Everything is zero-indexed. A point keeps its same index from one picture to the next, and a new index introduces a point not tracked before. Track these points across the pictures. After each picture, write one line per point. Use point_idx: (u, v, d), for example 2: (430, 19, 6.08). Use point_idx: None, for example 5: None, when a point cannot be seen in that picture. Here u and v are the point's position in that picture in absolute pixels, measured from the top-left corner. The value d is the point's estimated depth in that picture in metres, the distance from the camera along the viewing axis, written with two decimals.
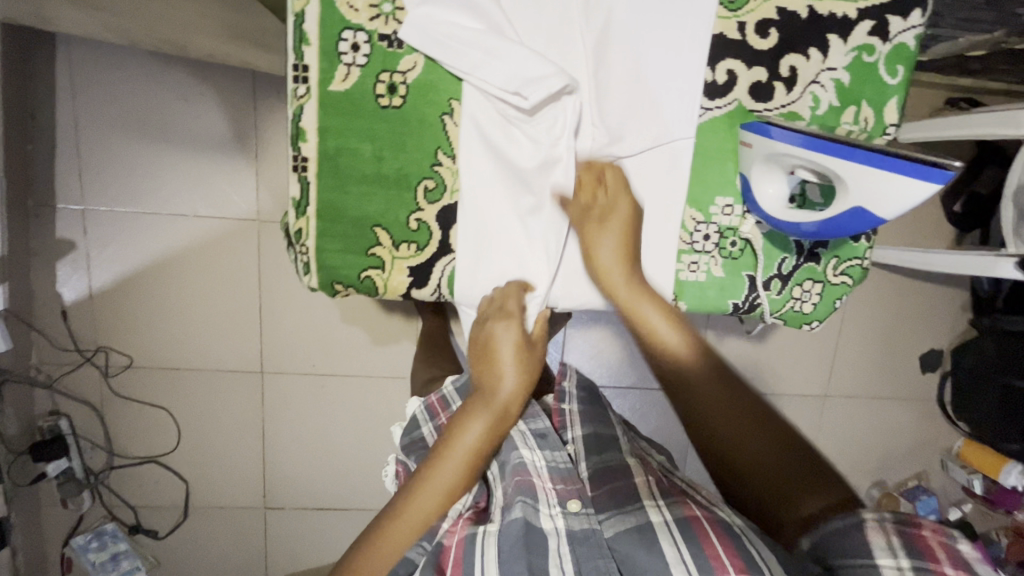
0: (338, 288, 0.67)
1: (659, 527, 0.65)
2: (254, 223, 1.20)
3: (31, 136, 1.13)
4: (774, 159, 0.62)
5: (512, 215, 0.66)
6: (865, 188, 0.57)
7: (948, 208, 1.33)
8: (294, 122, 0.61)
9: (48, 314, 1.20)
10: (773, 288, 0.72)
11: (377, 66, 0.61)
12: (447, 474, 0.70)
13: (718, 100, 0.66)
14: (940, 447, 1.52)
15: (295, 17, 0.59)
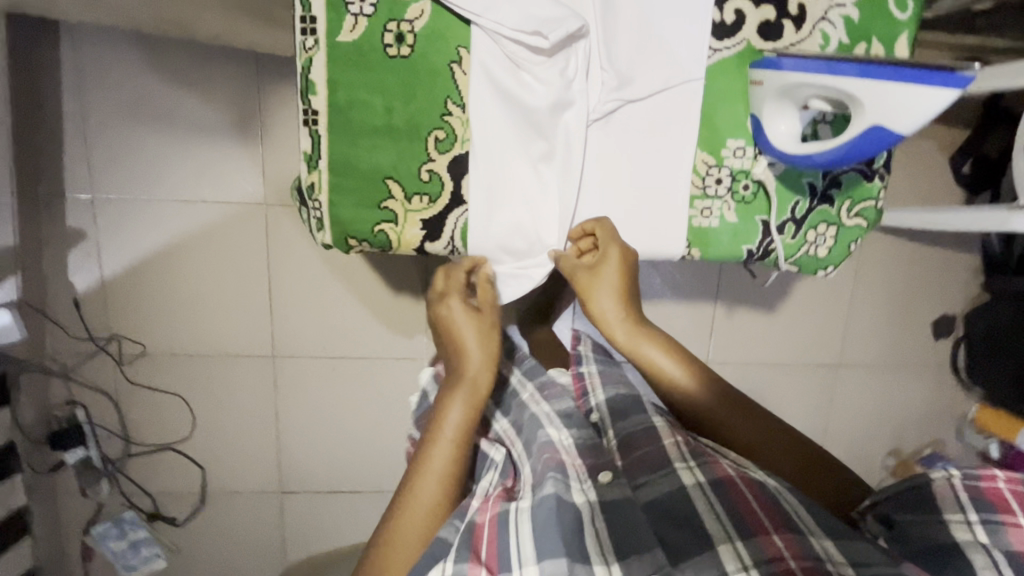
0: (352, 244, 0.67)
1: (695, 491, 0.73)
2: (263, 206, 1.20)
3: (38, 126, 1.14)
4: (787, 93, 0.62)
5: (523, 162, 0.66)
6: (886, 104, 0.56)
7: (957, 170, 1.32)
8: (304, 75, 0.61)
9: (61, 303, 1.21)
10: (787, 232, 0.72)
11: (385, 15, 0.60)
12: (439, 461, 0.77)
13: (727, 41, 0.66)
14: (955, 414, 1.51)
15: None
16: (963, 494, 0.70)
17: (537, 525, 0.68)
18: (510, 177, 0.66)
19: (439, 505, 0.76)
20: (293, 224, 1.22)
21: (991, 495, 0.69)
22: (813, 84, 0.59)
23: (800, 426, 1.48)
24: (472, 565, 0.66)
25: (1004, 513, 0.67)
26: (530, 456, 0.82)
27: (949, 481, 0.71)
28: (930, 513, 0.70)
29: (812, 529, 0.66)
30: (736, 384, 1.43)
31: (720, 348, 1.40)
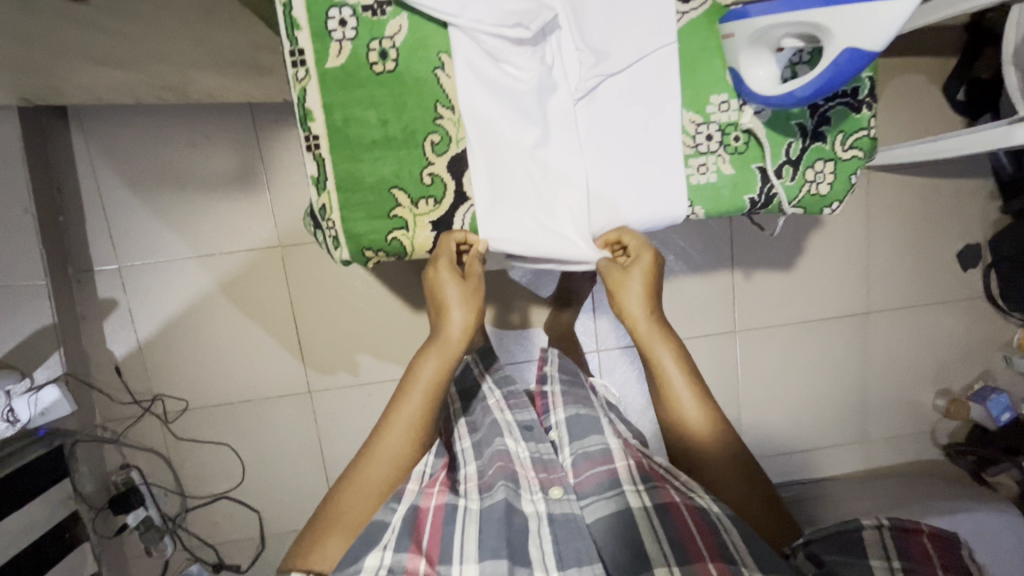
0: (368, 255, 0.71)
1: (639, 515, 0.73)
2: (279, 248, 1.25)
3: (61, 209, 1.21)
4: (758, 39, 0.64)
5: (518, 149, 0.67)
6: (850, 27, 0.56)
7: (952, 99, 1.31)
8: (300, 104, 0.65)
9: (105, 372, 1.26)
10: (786, 175, 0.73)
11: (366, 35, 0.64)
12: (407, 416, 0.79)
13: (693, 2, 0.68)
14: (999, 343, 1.47)
15: (283, 7, 0.63)
16: (892, 543, 0.64)
17: (482, 530, 0.72)
18: (509, 164, 0.68)
19: (403, 463, 0.78)
20: (310, 261, 1.26)
21: (915, 548, 0.64)
22: (779, 24, 0.60)
23: (840, 379, 1.46)
24: (412, 553, 0.68)
25: (925, 565, 0.62)
26: (480, 458, 0.86)
27: (877, 529, 0.66)
28: (857, 556, 0.64)
29: (746, 560, 0.65)
30: (768, 347, 1.42)
31: (745, 314, 1.40)
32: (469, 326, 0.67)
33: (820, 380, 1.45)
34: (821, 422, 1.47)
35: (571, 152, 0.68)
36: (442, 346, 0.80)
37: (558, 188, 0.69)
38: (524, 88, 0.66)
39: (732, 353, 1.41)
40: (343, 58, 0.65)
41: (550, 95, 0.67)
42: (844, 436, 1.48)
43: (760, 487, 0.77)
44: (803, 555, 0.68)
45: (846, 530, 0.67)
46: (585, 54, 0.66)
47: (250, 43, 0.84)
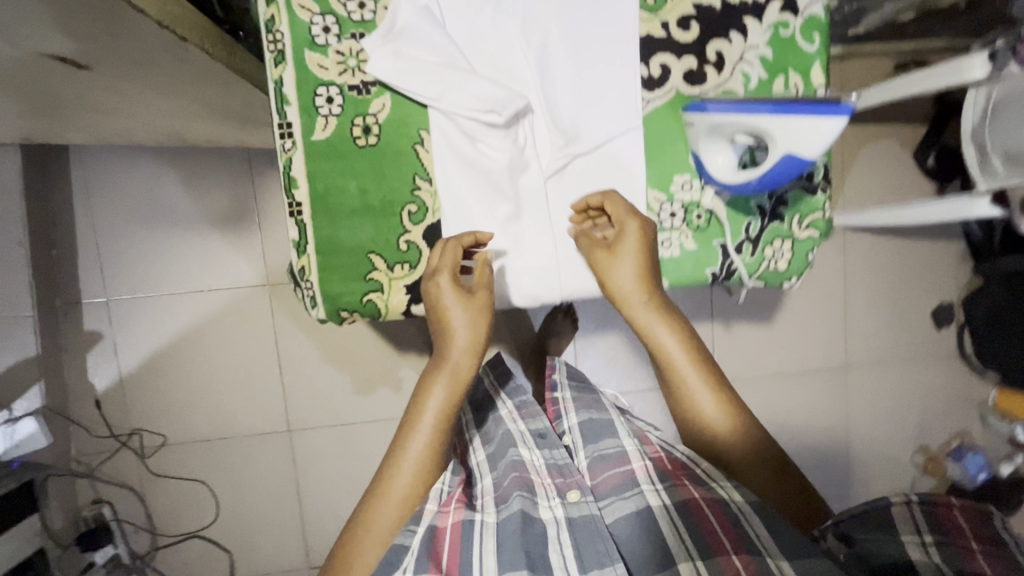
0: (344, 315, 0.73)
1: (661, 515, 0.70)
2: (266, 288, 1.28)
3: (54, 242, 1.23)
4: (716, 131, 0.67)
5: (491, 223, 0.71)
6: (793, 136, 0.61)
7: (921, 163, 1.37)
8: (286, 172, 0.68)
9: (83, 405, 1.26)
10: (745, 252, 0.76)
11: (351, 112, 0.68)
12: (413, 452, 0.71)
13: (657, 91, 0.71)
14: (975, 401, 1.49)
15: (275, 83, 0.67)
16: (919, 516, 0.68)
17: (504, 542, 0.68)
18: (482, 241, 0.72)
19: (411, 502, 0.71)
20: (295, 300, 1.28)
21: (944, 518, 0.67)
22: (732, 122, 0.64)
23: (819, 433, 1.47)
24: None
25: (957, 537, 0.64)
26: (496, 470, 0.83)
27: (907, 504, 0.70)
28: (888, 533, 0.67)
29: (768, 547, 0.63)
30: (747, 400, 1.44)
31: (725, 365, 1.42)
32: (475, 341, 0.69)
33: (798, 434, 1.46)
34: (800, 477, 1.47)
35: (541, 228, 0.72)
36: (449, 372, 0.70)
37: (528, 261, 0.72)
38: (496, 170, 0.70)
39: None
40: (328, 131, 0.69)
41: (521, 176, 0.71)
42: (823, 490, 1.48)
43: (778, 467, 0.75)
44: (833, 537, 0.71)
45: (874, 510, 0.71)
46: (554, 138, 0.71)
47: (246, 99, 0.88)
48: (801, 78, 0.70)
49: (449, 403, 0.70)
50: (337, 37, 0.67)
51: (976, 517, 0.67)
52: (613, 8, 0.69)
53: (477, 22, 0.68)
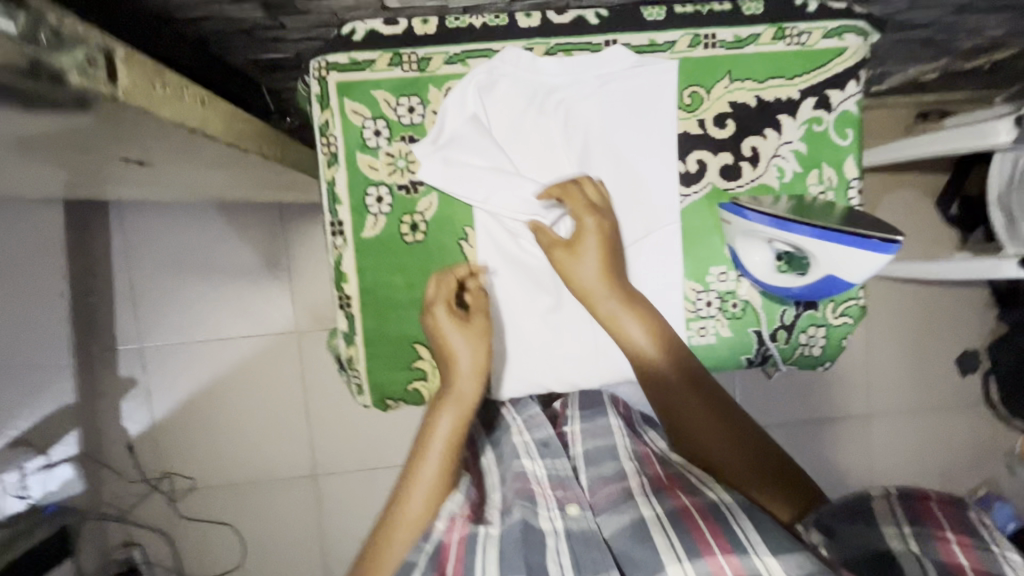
0: (389, 402, 0.75)
1: (654, 523, 0.59)
2: (294, 335, 1.30)
3: (92, 291, 1.27)
4: (755, 237, 0.63)
5: (531, 316, 0.72)
6: (836, 263, 0.59)
7: (944, 211, 1.38)
8: (336, 269, 0.71)
9: (116, 449, 1.29)
10: (781, 338, 0.70)
11: (399, 211, 0.69)
12: (426, 480, 0.65)
13: (695, 186, 0.66)
14: (1003, 450, 1.47)
15: (327, 184, 0.68)
16: (895, 507, 0.56)
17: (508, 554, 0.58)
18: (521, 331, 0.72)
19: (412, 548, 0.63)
20: (323, 348, 1.31)
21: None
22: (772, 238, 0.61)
23: (842, 480, 1.45)
24: None
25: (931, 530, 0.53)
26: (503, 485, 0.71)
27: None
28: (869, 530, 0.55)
29: (757, 547, 0.53)
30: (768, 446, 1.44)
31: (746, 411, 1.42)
32: (481, 366, 0.67)
33: (820, 479, 1.46)
34: None
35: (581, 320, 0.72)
36: (457, 399, 0.67)
37: (568, 351, 0.73)
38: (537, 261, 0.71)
39: None
40: (378, 228, 0.70)
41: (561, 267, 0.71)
42: None
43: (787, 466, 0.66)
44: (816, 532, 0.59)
45: (853, 502, 0.59)
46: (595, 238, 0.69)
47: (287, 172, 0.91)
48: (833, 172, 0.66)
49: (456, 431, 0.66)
50: (388, 139, 0.66)
51: (960, 513, 0.55)
52: (663, 108, 0.64)
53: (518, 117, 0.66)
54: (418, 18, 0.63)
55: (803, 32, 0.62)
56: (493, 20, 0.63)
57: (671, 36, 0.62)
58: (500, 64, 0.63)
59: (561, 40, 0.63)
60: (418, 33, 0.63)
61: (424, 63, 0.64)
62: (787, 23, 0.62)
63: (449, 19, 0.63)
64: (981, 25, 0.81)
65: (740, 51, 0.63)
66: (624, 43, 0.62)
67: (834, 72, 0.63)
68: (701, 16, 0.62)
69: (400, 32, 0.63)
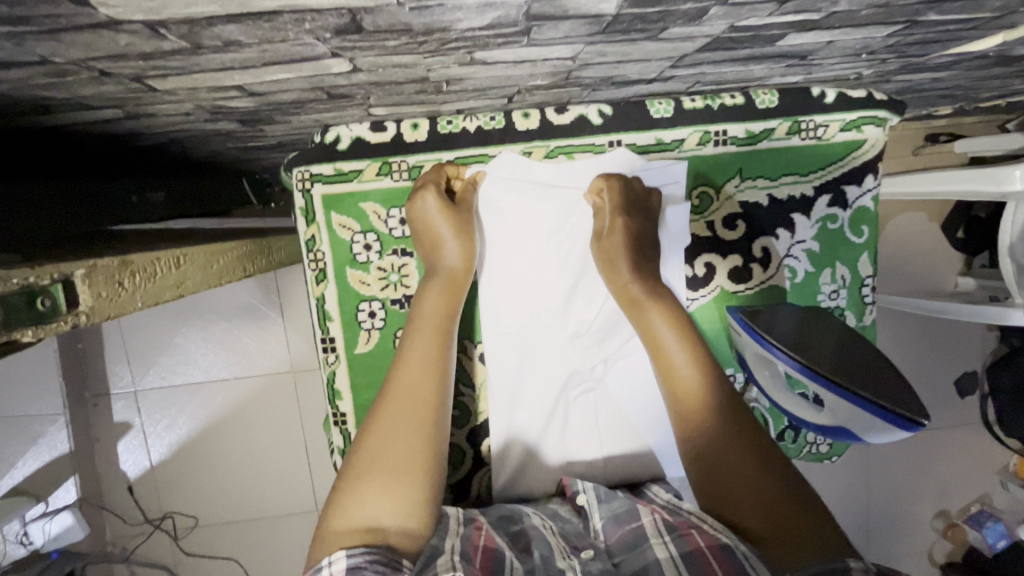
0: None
1: (665, 567, 0.50)
2: (290, 375, 1.29)
3: (81, 338, 1.25)
4: (763, 356, 0.58)
5: (534, 419, 0.69)
6: (845, 417, 0.51)
7: (951, 235, 1.34)
8: (329, 386, 0.65)
9: (116, 492, 1.29)
10: (787, 437, 0.69)
11: (394, 325, 0.64)
12: (417, 360, 0.57)
13: (702, 290, 0.65)
14: (996, 466, 1.48)
15: (316, 299, 0.64)
16: None
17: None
18: (523, 439, 0.69)
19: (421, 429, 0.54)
20: (319, 386, 1.30)
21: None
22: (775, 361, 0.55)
23: (840, 499, 1.47)
24: None
25: None
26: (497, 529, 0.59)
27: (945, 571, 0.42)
28: None
29: None
30: None
31: None
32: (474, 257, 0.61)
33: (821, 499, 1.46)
34: None
35: (587, 424, 0.70)
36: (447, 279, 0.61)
37: (573, 458, 0.70)
38: (541, 368, 0.68)
39: None
40: (371, 341, 0.65)
41: (568, 373, 0.69)
42: None
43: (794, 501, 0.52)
44: None
45: None
46: (595, 340, 0.68)
47: None
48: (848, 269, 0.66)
49: (446, 307, 0.60)
50: (379, 253, 0.63)
51: None
52: (667, 216, 0.63)
53: (523, 229, 0.64)
54: (407, 124, 0.60)
55: (819, 125, 0.61)
56: (490, 122, 0.61)
57: (680, 134, 0.61)
58: (502, 175, 0.62)
59: (560, 143, 0.61)
60: (408, 139, 0.60)
61: (416, 172, 0.62)
62: (802, 117, 0.61)
63: (440, 123, 0.60)
64: (1002, 84, 0.76)
65: (753, 148, 0.62)
66: (627, 147, 0.61)
67: (845, 171, 0.63)
68: (713, 111, 0.60)
69: (387, 140, 0.60)
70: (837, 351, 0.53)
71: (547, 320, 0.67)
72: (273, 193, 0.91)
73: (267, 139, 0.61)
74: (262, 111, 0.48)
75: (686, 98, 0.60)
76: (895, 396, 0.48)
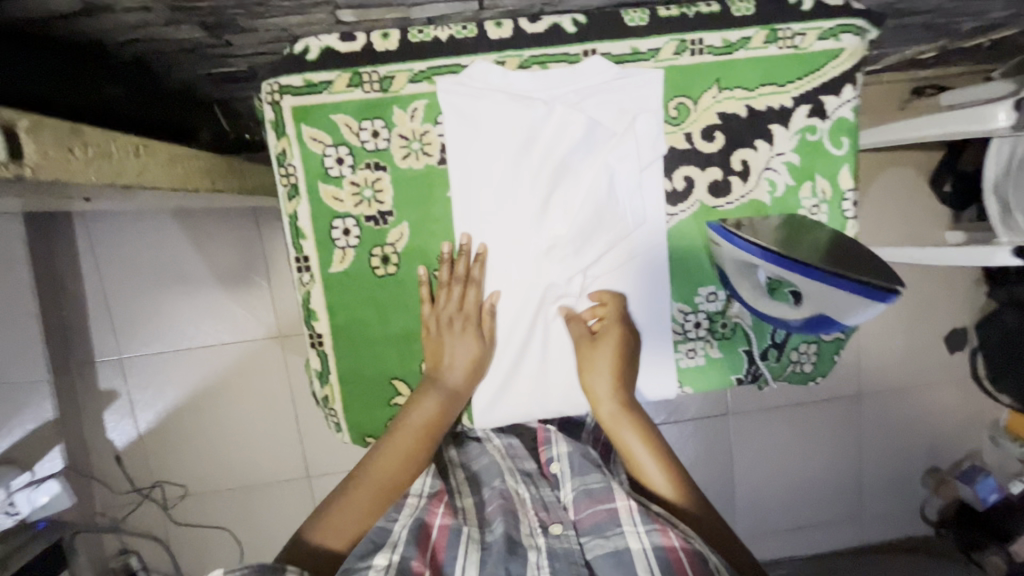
0: (370, 440, 0.71)
1: (636, 559, 0.60)
2: (276, 339, 1.27)
3: (64, 305, 1.23)
4: (742, 266, 0.59)
5: (512, 338, 0.69)
6: (827, 304, 0.53)
7: (938, 189, 1.34)
8: (305, 306, 0.66)
9: (105, 461, 1.28)
10: (771, 357, 0.70)
11: (369, 243, 0.65)
12: (401, 449, 0.65)
13: (682, 205, 0.65)
14: (987, 423, 1.48)
15: (289, 217, 0.64)
16: None
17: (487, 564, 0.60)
18: (505, 362, 0.69)
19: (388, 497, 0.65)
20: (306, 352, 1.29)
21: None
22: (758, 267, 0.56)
23: (832, 459, 1.47)
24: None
25: None
26: (478, 493, 0.71)
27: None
28: None
29: None
30: (762, 430, 1.44)
31: (738, 399, 1.42)
32: (469, 368, 0.67)
33: (814, 459, 1.47)
34: (813, 503, 1.49)
35: (567, 343, 0.69)
36: (443, 388, 0.67)
37: (556, 378, 0.70)
38: (518, 287, 0.67)
39: (726, 438, 1.43)
40: (346, 261, 0.66)
41: (547, 289, 0.67)
42: (837, 513, 1.50)
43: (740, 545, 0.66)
44: None
45: None
46: (573, 253, 0.66)
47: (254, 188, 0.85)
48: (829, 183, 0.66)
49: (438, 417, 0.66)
50: (352, 168, 0.63)
51: None
52: (644, 125, 0.62)
53: (492, 140, 0.63)
54: (377, 34, 0.59)
55: (796, 33, 0.61)
56: (462, 32, 0.60)
57: (656, 43, 0.60)
58: (472, 83, 0.61)
59: (534, 52, 0.60)
60: (379, 49, 0.59)
61: (388, 83, 0.61)
62: (779, 25, 0.61)
63: (411, 33, 0.59)
64: (984, 8, 0.75)
65: (730, 57, 0.61)
66: (603, 55, 0.60)
67: (825, 80, 0.62)
68: (688, 19, 0.60)
69: (358, 50, 0.59)
70: (815, 250, 0.55)
71: (522, 237, 0.65)
72: (252, 140, 0.90)
73: (239, 56, 0.61)
74: (226, 10, 0.47)
75: (661, 7, 0.60)
76: (871, 274, 0.49)
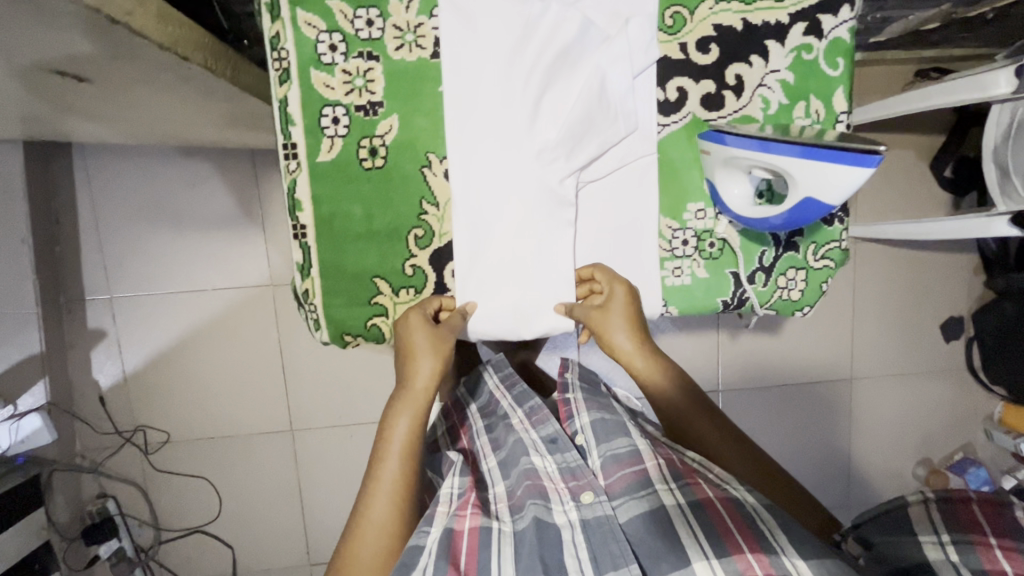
0: (347, 338, 0.73)
1: (674, 513, 0.63)
2: (268, 288, 1.27)
3: (58, 240, 1.23)
4: (732, 163, 0.66)
5: (506, 236, 0.70)
6: (815, 181, 0.60)
7: (939, 174, 1.33)
8: (290, 196, 0.68)
9: (87, 401, 1.27)
10: (758, 281, 0.74)
11: (358, 133, 0.67)
12: (388, 479, 0.68)
13: (674, 116, 0.69)
14: (981, 416, 1.47)
15: (279, 102, 0.66)
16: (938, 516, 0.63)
17: (521, 554, 0.63)
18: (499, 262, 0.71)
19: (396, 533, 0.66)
20: None
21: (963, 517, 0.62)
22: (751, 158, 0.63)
23: (823, 444, 1.45)
24: None
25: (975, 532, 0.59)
26: (508, 478, 0.77)
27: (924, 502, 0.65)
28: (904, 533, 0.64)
29: (781, 542, 0.58)
30: (753, 410, 1.42)
31: (730, 376, 1.40)
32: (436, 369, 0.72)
33: (804, 443, 1.45)
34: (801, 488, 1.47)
35: (556, 244, 0.71)
36: (412, 398, 0.71)
37: (540, 281, 0.72)
38: (512, 186, 0.69)
39: None
40: (334, 151, 0.68)
41: (540, 190, 0.69)
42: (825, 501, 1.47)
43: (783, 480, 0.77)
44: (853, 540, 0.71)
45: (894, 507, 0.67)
46: (564, 155, 0.68)
47: (253, 110, 0.86)
48: (823, 105, 0.70)
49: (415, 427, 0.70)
50: (345, 55, 0.65)
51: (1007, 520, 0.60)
52: (632, 31, 0.66)
53: (487, 40, 0.66)
54: None
55: None
56: None
57: None
58: None
59: None
60: None
61: None
62: None
63: None
64: None
65: None
66: None
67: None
68: None
69: None
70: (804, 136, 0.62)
71: (516, 137, 0.68)
72: None
73: None
74: None
75: None
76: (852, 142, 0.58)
